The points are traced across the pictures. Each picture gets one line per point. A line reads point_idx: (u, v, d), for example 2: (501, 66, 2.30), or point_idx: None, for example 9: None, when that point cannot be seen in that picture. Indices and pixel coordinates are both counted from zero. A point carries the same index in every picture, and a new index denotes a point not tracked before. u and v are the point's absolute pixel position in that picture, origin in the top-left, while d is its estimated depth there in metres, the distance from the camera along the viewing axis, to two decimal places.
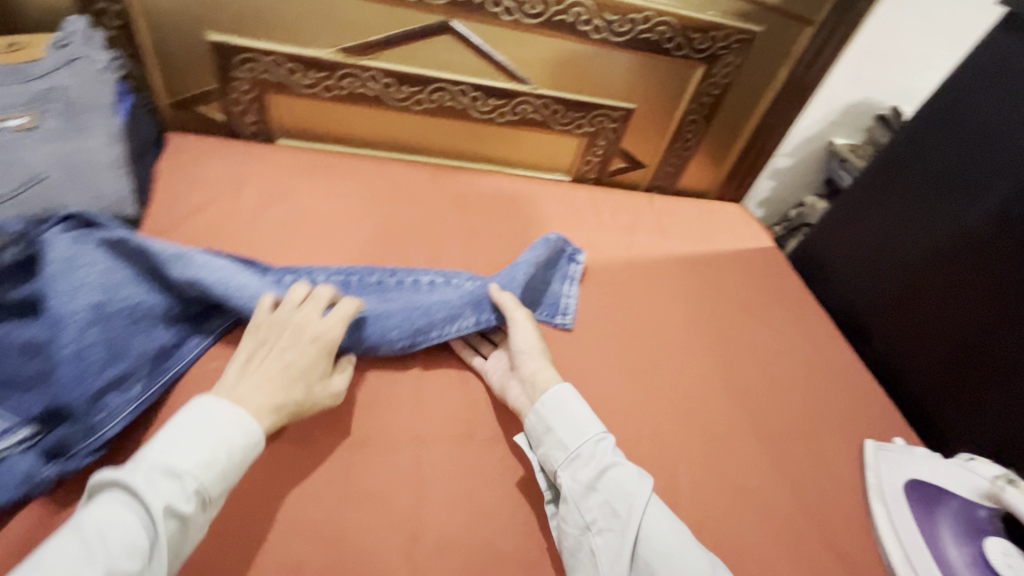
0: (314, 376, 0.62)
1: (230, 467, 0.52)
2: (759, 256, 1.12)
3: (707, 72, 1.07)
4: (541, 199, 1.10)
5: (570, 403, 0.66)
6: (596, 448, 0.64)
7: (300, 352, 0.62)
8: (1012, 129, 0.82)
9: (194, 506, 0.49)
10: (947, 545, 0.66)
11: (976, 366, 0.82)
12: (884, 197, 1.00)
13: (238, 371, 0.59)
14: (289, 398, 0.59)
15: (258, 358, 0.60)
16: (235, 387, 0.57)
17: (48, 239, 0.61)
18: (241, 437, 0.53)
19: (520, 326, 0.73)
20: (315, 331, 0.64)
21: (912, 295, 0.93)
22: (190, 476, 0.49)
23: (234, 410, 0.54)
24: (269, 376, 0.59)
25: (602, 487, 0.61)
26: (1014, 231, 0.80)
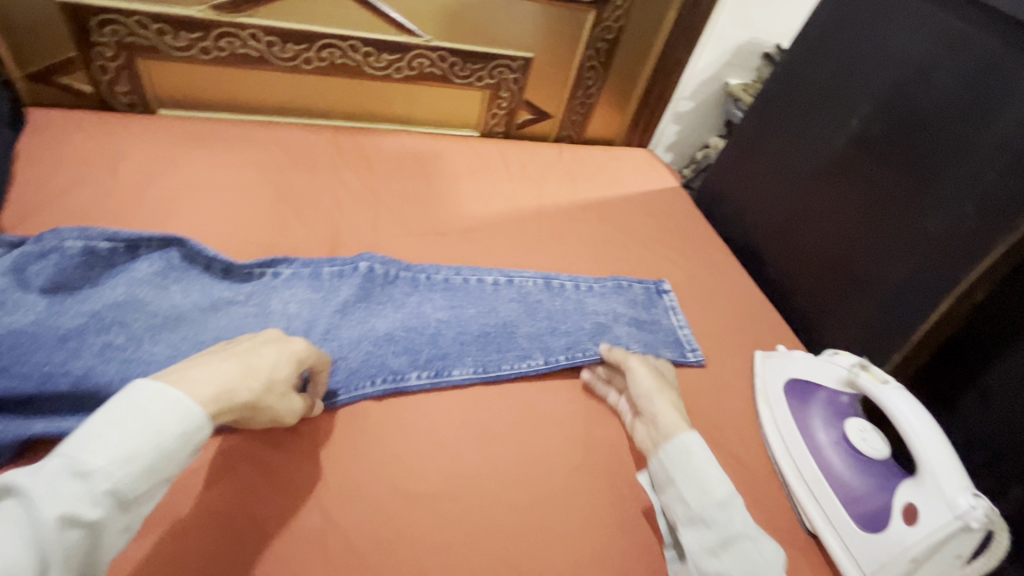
0: (276, 376, 0.53)
1: (157, 464, 0.42)
2: (663, 197, 1.18)
3: (599, 17, 1.08)
4: (447, 155, 1.10)
5: (695, 455, 0.61)
6: (736, 507, 0.59)
7: (278, 350, 0.54)
8: (869, 54, 0.89)
9: (105, 510, 0.39)
10: (815, 427, 0.73)
11: (845, 278, 0.91)
12: (771, 128, 1.06)
13: (193, 358, 0.50)
14: (241, 390, 0.49)
15: (229, 350, 0.52)
16: (182, 369, 0.48)
17: (149, 258, 0.71)
18: (176, 427, 0.43)
19: (637, 367, 0.72)
20: (289, 337, 0.57)
21: (796, 218, 1.00)
22: (101, 476, 0.39)
23: (170, 394, 0.44)
24: (226, 361, 0.50)
25: (732, 555, 0.56)
26: (872, 151, 0.88)
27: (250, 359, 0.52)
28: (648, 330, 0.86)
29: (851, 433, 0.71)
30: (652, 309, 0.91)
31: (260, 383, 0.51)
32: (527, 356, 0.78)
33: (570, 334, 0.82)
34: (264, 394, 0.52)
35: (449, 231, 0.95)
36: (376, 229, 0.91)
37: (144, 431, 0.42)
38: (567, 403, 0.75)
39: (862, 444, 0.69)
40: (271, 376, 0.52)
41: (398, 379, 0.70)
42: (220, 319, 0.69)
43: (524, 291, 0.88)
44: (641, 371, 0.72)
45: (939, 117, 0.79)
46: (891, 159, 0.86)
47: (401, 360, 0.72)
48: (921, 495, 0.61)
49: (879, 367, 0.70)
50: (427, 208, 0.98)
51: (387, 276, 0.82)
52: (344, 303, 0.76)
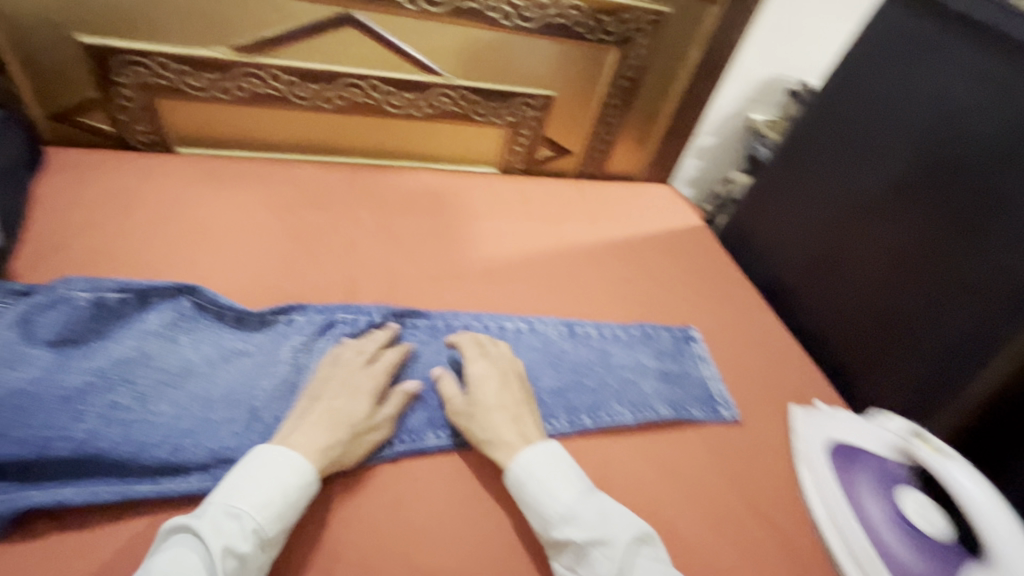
0: (358, 419, 0.62)
1: (287, 508, 0.53)
2: (687, 236, 1.14)
3: (622, 55, 1.07)
4: (466, 193, 1.07)
5: (535, 468, 0.61)
6: (584, 511, 0.58)
7: (354, 397, 0.64)
8: (908, 97, 0.86)
9: (252, 546, 0.49)
10: (865, 500, 0.68)
11: (886, 328, 0.86)
12: (800, 169, 1.03)
13: (291, 420, 0.60)
14: (333, 441, 0.58)
15: (316, 406, 0.61)
16: (284, 439, 0.58)
17: (160, 308, 0.69)
18: (297, 476, 0.54)
19: (460, 413, 0.67)
20: (359, 381, 0.66)
21: (830, 263, 0.96)
22: (249, 516, 0.50)
23: (285, 453, 0.55)
24: (315, 423, 0.59)
25: (588, 567, 0.56)
26: (914, 197, 0.84)
27: (335, 414, 0.61)
28: (678, 384, 0.82)
29: (908, 510, 0.65)
30: (681, 359, 0.86)
31: (344, 432, 0.60)
32: (548, 415, 0.73)
33: (595, 392, 0.78)
34: (358, 437, 0.61)
35: (467, 274, 0.91)
36: (392, 271, 0.88)
37: (276, 481, 0.53)
38: (592, 466, 0.70)
39: (921, 522, 0.64)
40: (354, 421, 0.61)
41: (416, 440, 0.66)
42: (232, 372, 0.66)
43: (547, 339, 0.84)
44: (466, 421, 0.66)
45: (986, 165, 0.76)
46: (935, 206, 0.81)
47: (420, 418, 0.68)
48: None
49: (936, 437, 0.65)
50: (445, 249, 0.95)
51: (405, 324, 0.79)
52: None
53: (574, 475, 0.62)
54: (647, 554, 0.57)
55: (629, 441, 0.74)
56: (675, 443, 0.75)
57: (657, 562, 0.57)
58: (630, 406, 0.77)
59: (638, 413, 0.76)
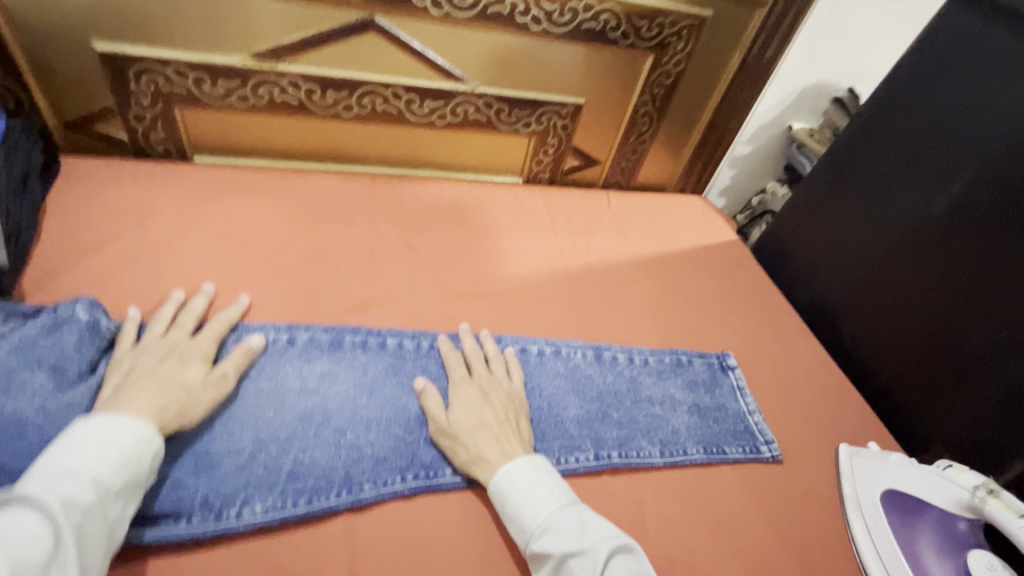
0: (193, 378, 0.59)
1: (134, 460, 0.50)
2: (722, 252, 1.08)
3: (657, 61, 1.01)
4: (488, 204, 1.02)
5: (520, 479, 0.59)
6: (561, 521, 0.56)
7: (182, 362, 0.60)
8: (976, 111, 0.78)
9: (97, 496, 0.46)
10: (927, 558, 0.62)
11: (946, 364, 0.79)
12: (848, 184, 0.96)
13: (112, 393, 0.55)
14: (172, 400, 0.56)
15: (138, 373, 0.57)
16: (109, 406, 0.53)
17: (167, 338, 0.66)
18: (137, 430, 0.51)
19: (442, 435, 0.65)
20: (184, 348, 0.62)
21: (881, 288, 0.89)
22: (86, 471, 0.47)
23: (114, 413, 0.51)
24: (142, 388, 0.55)
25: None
26: (978, 221, 0.77)
27: (167, 378, 0.57)
28: (713, 418, 0.77)
29: (976, 571, 0.59)
30: (716, 389, 0.81)
31: (180, 390, 0.57)
32: (575, 449, 0.68)
33: (624, 425, 0.73)
34: (197, 398, 0.58)
35: (490, 293, 0.87)
36: (412, 289, 0.84)
37: (113, 439, 0.49)
38: (623, 509, 0.65)
39: None
40: (189, 381, 0.59)
41: (432, 475, 0.63)
42: (240, 397, 0.64)
43: (573, 364, 0.79)
44: (449, 444, 0.64)
45: None
46: (1004, 232, 0.74)
47: (433, 452, 0.65)
48: None
49: (1011, 494, 0.60)
50: (467, 266, 0.90)
51: (421, 348, 0.75)
52: (374, 381, 0.70)
53: (559, 485, 0.60)
54: (626, 565, 0.54)
55: (663, 482, 0.68)
56: (714, 485, 0.69)
57: (637, 573, 0.54)
58: (661, 441, 0.72)
59: (671, 450, 0.71)
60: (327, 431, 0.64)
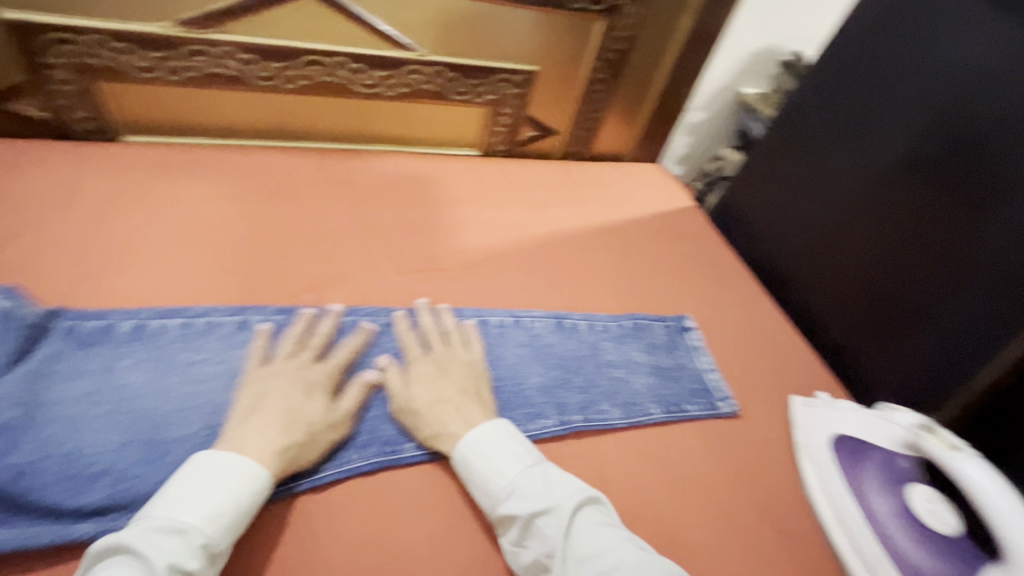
0: (315, 417, 0.59)
1: (237, 519, 0.51)
2: (679, 218, 1.09)
3: (609, 26, 1.00)
4: (444, 178, 1.00)
5: (486, 445, 0.60)
6: (526, 482, 0.57)
7: (309, 395, 0.61)
8: (915, 67, 0.81)
9: (201, 562, 0.47)
10: (870, 495, 0.65)
11: (889, 313, 0.82)
12: (798, 144, 0.98)
13: (237, 422, 0.57)
14: (291, 441, 0.56)
15: (265, 396, 0.59)
16: (236, 436, 0.55)
17: (100, 331, 0.64)
18: (243, 482, 0.52)
19: (404, 413, 0.64)
20: (310, 377, 0.63)
21: (830, 244, 0.92)
22: (195, 531, 0.48)
23: (238, 462, 0.52)
24: (267, 421, 0.57)
25: (533, 537, 0.55)
26: (920, 176, 0.80)
27: (293, 415, 0.58)
28: (672, 378, 0.78)
29: (915, 504, 0.62)
30: (675, 350, 0.83)
31: (301, 430, 0.58)
32: (538, 416, 0.69)
33: (585, 390, 0.73)
34: (317, 437, 0.59)
35: (447, 267, 0.85)
36: (366, 267, 0.82)
37: (218, 492, 0.50)
38: (586, 471, 0.65)
39: (928, 517, 0.61)
40: (310, 420, 0.59)
41: (393, 451, 0.62)
42: (185, 384, 0.62)
43: (534, 334, 0.79)
44: (411, 421, 0.63)
45: (1002, 140, 0.71)
46: (941, 184, 0.77)
47: (394, 428, 0.64)
48: None
49: (947, 430, 0.61)
50: (424, 241, 0.88)
51: (378, 325, 0.74)
52: None
53: (525, 448, 0.61)
54: (593, 519, 0.56)
55: (625, 443, 0.69)
56: (674, 442, 0.71)
57: (603, 525, 0.56)
58: (623, 403, 0.73)
59: (633, 411, 0.72)
60: None
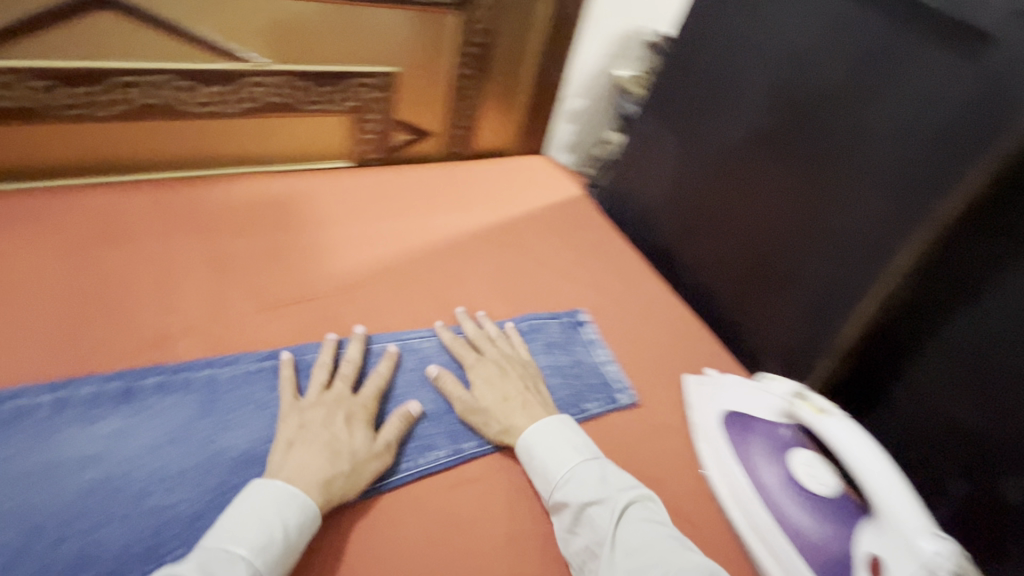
0: (360, 447, 0.58)
1: (287, 550, 0.49)
2: (566, 209, 1.08)
3: (465, 20, 0.95)
4: (309, 197, 0.92)
5: (547, 432, 0.63)
6: (583, 474, 0.59)
7: (349, 424, 0.60)
8: (752, 35, 0.81)
9: None
10: (760, 465, 0.65)
11: (762, 279, 0.84)
12: (665, 122, 0.98)
13: (281, 454, 0.56)
14: (336, 472, 0.55)
15: (303, 430, 0.58)
16: (282, 468, 0.55)
17: None
18: (291, 510, 0.51)
19: (470, 412, 0.67)
20: (350, 407, 0.62)
21: (704, 217, 0.92)
22: (246, 561, 0.47)
23: (287, 488, 0.52)
24: (311, 452, 0.56)
25: (584, 527, 0.57)
26: (772, 145, 0.81)
27: (338, 443, 0.58)
28: (568, 379, 0.77)
29: (798, 471, 0.64)
30: (571, 347, 0.81)
31: (346, 460, 0.57)
32: (429, 447, 0.64)
33: None
34: (361, 466, 0.58)
35: (317, 295, 0.78)
36: (220, 309, 0.73)
37: (266, 518, 0.50)
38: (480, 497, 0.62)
39: (811, 483, 0.63)
40: (353, 450, 0.58)
41: None
42: None
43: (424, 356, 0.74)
44: (479, 419, 0.66)
45: (835, 102, 0.72)
46: (790, 149, 0.78)
47: None
48: (881, 541, 0.54)
49: (817, 394, 0.63)
50: (289, 270, 0.80)
51: (240, 375, 0.66)
52: (180, 425, 0.60)
53: (586, 439, 0.64)
54: (644, 513, 0.57)
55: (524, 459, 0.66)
56: None
57: (656, 522, 0.57)
58: None
59: None
60: (123, 500, 0.53)
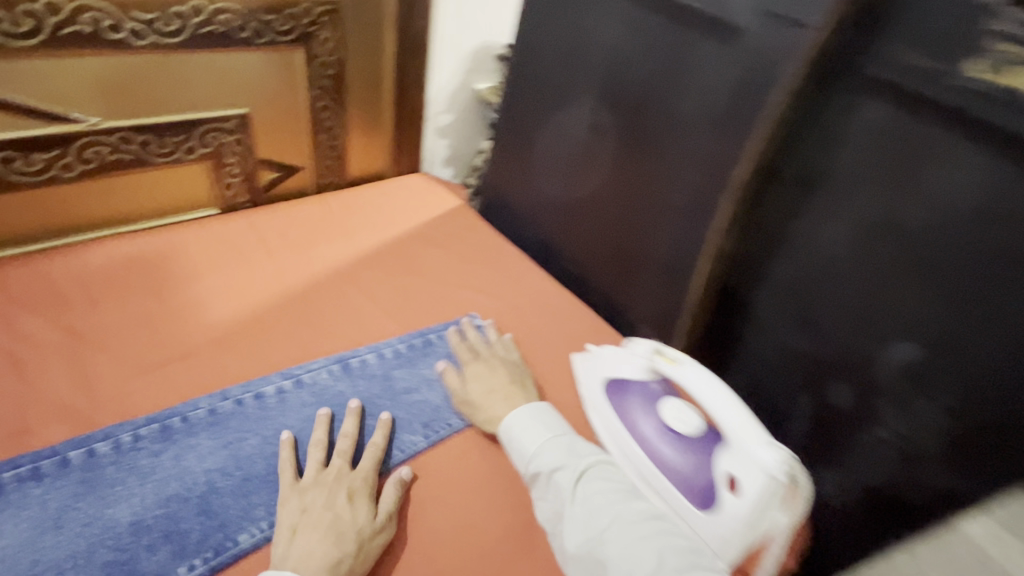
0: (363, 525, 0.58)
1: None
2: (448, 220, 1.12)
3: (309, 54, 0.97)
4: (178, 251, 0.90)
5: (524, 420, 0.67)
6: (553, 448, 0.63)
7: (352, 503, 0.60)
8: (574, 41, 0.90)
9: None
10: (637, 419, 0.73)
11: (626, 257, 0.93)
12: (522, 127, 1.05)
13: (284, 541, 0.56)
14: (342, 554, 0.55)
15: (302, 518, 0.58)
16: (288, 556, 0.55)
17: None
18: None
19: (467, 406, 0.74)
20: (350, 483, 0.62)
21: (570, 209, 1.00)
22: None
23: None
24: (315, 535, 0.56)
25: (552, 491, 0.60)
26: (610, 136, 0.90)
27: (339, 522, 0.57)
28: None
29: (668, 417, 0.71)
30: None
31: (351, 541, 0.56)
32: None
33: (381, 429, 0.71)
34: (367, 545, 0.57)
35: (198, 349, 0.77)
36: (89, 383, 0.70)
37: None
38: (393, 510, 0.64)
39: (679, 425, 0.69)
40: (358, 528, 0.57)
41: None
42: None
43: (320, 388, 0.75)
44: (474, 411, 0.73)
45: (648, 93, 0.82)
46: (624, 139, 0.87)
47: (160, 557, 0.55)
48: (735, 462, 0.63)
49: (670, 348, 0.74)
50: (164, 328, 0.78)
51: (122, 446, 0.64)
52: (58, 511, 0.57)
53: (561, 421, 0.68)
54: (605, 473, 0.60)
55: (430, 464, 0.70)
56: (475, 442, 0.73)
57: (618, 481, 0.59)
58: (424, 426, 0.73)
59: (431, 430, 0.73)
60: None
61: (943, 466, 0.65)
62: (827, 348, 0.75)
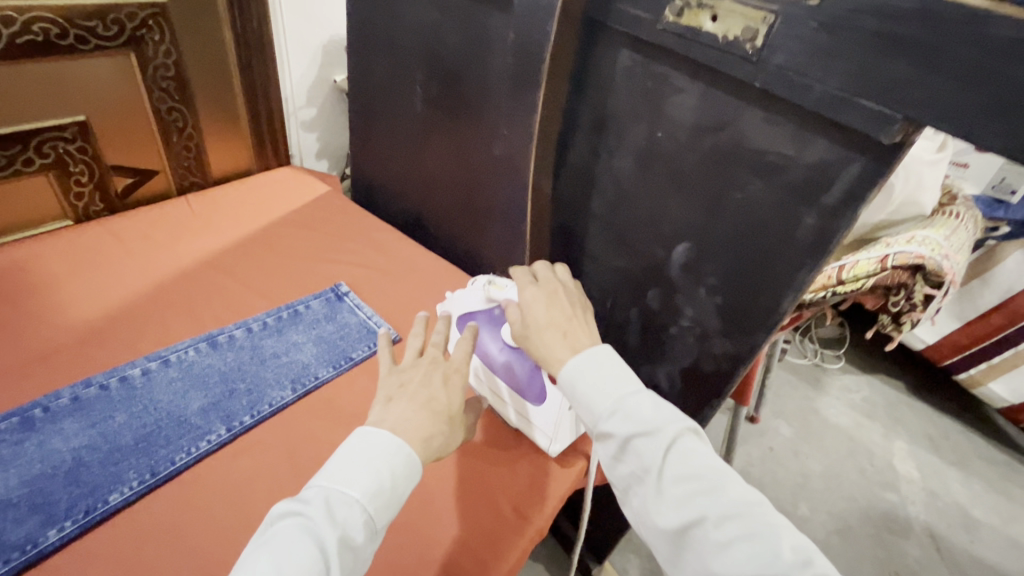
0: (454, 407, 0.60)
1: (394, 496, 0.52)
2: (320, 205, 1.18)
3: (142, 57, 0.99)
4: (29, 263, 0.90)
5: (598, 369, 0.59)
6: (635, 408, 0.56)
7: (447, 383, 0.62)
8: (397, 26, 0.99)
9: (364, 536, 0.50)
10: (485, 348, 0.80)
11: (476, 214, 1.04)
12: (374, 110, 1.13)
13: (381, 406, 0.59)
14: (436, 430, 0.57)
15: (396, 394, 0.59)
16: (385, 419, 0.57)
17: None
18: (397, 457, 0.53)
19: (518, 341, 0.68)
20: (445, 369, 0.63)
21: (426, 179, 1.10)
22: (364, 502, 0.50)
23: (391, 443, 0.54)
24: (415, 407, 0.58)
25: (630, 456, 0.55)
26: (441, 108, 1.00)
27: (433, 401, 0.59)
28: (336, 340, 0.88)
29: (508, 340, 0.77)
30: (335, 315, 0.93)
31: (444, 422, 0.59)
32: (204, 434, 0.71)
33: (251, 390, 0.78)
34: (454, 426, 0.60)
35: (58, 346, 0.79)
36: None
37: (375, 457, 0.52)
38: (264, 453, 0.71)
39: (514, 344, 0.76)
40: (451, 409, 0.60)
41: (30, 547, 0.58)
42: None
43: (188, 364, 0.80)
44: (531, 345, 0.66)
45: (463, 65, 0.92)
46: (452, 108, 0.98)
47: (27, 527, 0.59)
48: None
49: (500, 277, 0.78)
50: (18, 332, 0.80)
51: None
52: None
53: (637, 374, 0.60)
54: (693, 443, 0.55)
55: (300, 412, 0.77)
56: (344, 387, 0.81)
57: (706, 452, 0.54)
58: (293, 382, 0.80)
59: (298, 383, 0.80)
60: None
61: (721, 335, 0.81)
62: (636, 262, 0.88)
